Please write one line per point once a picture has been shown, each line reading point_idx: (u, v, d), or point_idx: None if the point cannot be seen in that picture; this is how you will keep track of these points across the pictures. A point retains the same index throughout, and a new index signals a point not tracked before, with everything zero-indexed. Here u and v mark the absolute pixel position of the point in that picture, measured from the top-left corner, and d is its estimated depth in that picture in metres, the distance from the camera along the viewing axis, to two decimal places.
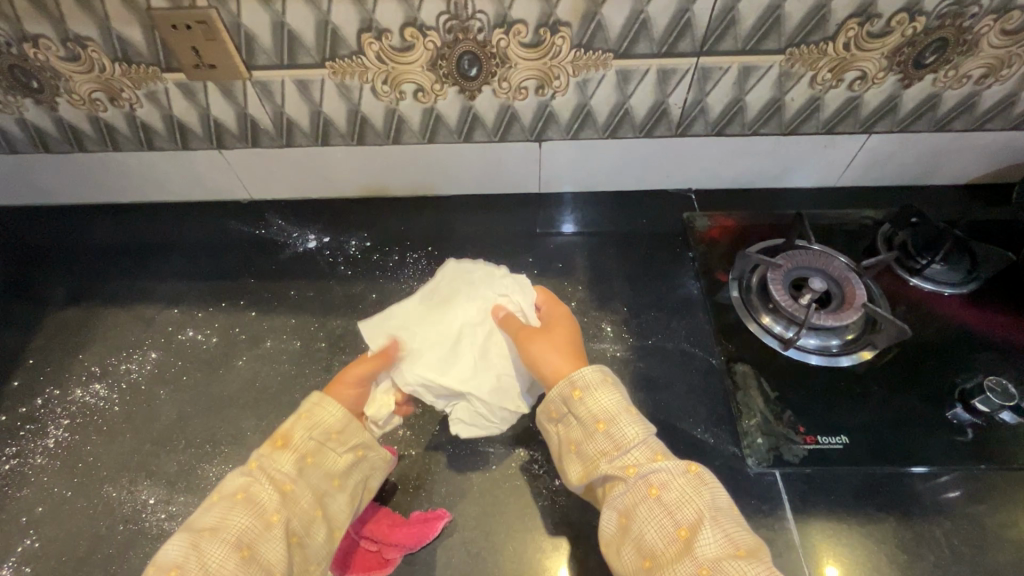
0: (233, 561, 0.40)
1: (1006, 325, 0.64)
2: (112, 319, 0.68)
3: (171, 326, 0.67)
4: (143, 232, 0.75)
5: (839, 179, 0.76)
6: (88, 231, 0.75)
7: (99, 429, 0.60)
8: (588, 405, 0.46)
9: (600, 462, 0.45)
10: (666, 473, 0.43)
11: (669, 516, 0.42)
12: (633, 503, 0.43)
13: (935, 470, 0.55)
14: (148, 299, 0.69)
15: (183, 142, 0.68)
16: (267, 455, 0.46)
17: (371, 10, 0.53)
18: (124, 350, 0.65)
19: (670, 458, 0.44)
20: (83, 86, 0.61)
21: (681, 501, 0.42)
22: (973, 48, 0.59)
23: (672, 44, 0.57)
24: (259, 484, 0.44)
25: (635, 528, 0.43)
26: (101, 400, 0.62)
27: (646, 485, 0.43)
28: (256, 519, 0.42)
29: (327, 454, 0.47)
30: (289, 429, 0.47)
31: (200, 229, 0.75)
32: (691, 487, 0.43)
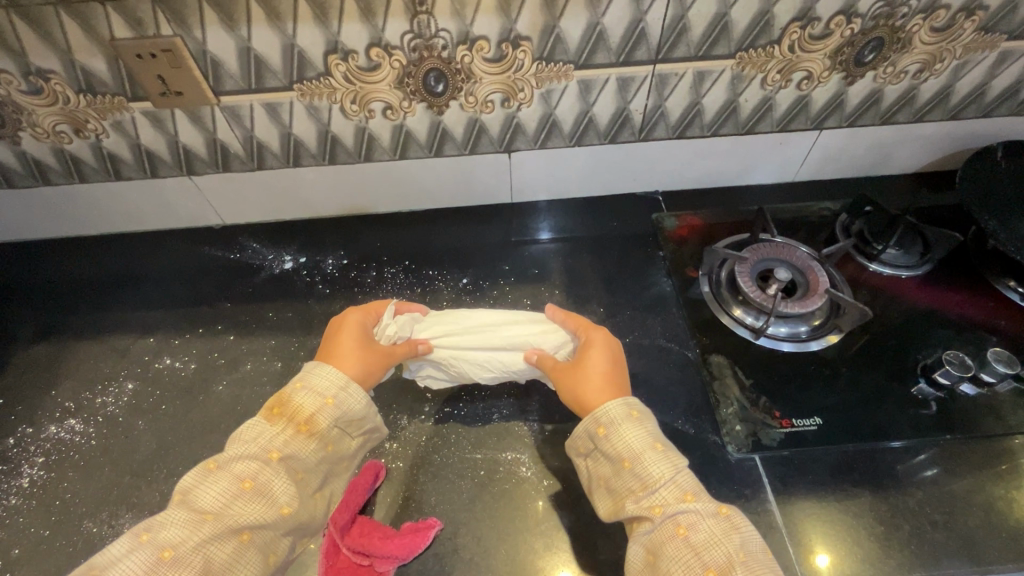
0: (234, 545, 0.42)
1: (961, 302, 0.67)
2: (84, 353, 0.66)
3: (147, 355, 0.66)
4: (113, 263, 0.74)
5: (796, 174, 0.80)
6: (56, 265, 0.73)
7: (76, 465, 0.58)
8: (613, 441, 0.48)
9: (629, 502, 0.46)
10: (695, 515, 0.44)
11: (697, 557, 0.42)
12: (661, 542, 0.44)
13: (905, 443, 0.58)
14: (122, 330, 0.68)
15: (152, 170, 0.68)
16: (291, 441, 0.47)
17: (336, 32, 0.54)
18: (99, 383, 0.64)
19: (698, 498, 0.45)
20: (47, 119, 0.60)
21: (710, 544, 0.42)
22: (907, 45, 0.63)
23: (628, 53, 0.60)
24: (268, 474, 0.45)
25: (660, 569, 0.43)
26: (77, 435, 0.60)
27: (672, 526, 0.44)
28: (266, 508, 0.44)
29: (345, 440, 0.50)
30: (314, 416, 0.48)
31: (172, 257, 0.74)
32: (720, 530, 0.43)
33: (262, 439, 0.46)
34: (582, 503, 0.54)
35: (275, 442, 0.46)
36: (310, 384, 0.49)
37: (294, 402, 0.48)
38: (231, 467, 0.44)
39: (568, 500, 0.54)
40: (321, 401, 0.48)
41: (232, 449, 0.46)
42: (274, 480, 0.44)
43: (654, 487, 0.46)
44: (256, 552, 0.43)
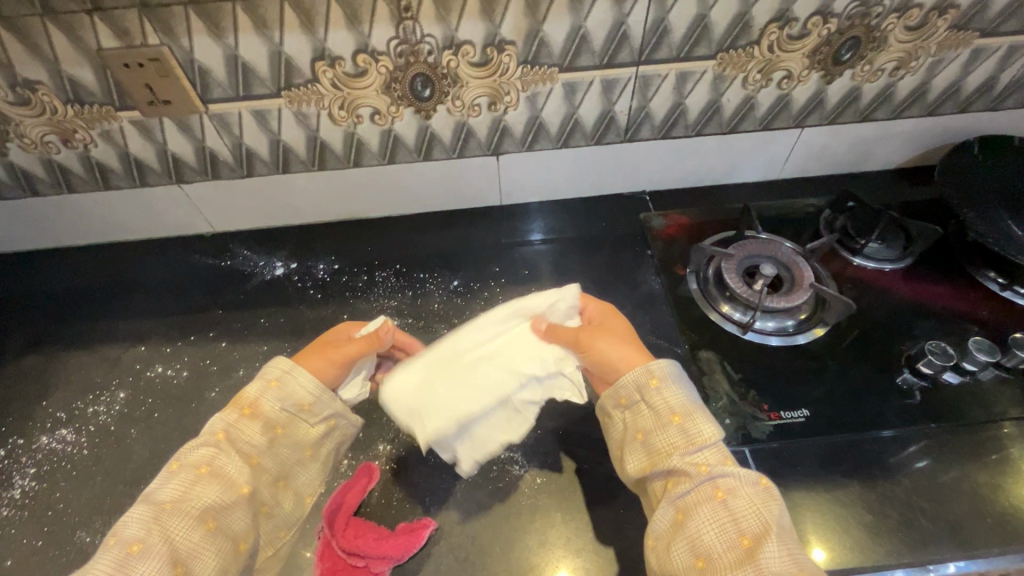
0: (200, 533, 0.41)
1: (943, 294, 0.69)
2: (75, 363, 0.66)
3: (138, 363, 0.66)
4: (102, 274, 0.74)
5: (780, 172, 0.81)
6: (45, 277, 0.73)
7: (68, 474, 0.58)
8: (664, 396, 0.47)
9: (669, 457, 0.45)
10: (736, 480, 0.43)
11: (733, 522, 0.41)
12: (697, 501, 0.42)
13: (891, 432, 0.59)
14: (113, 339, 0.68)
15: (142, 179, 0.68)
16: (235, 424, 0.47)
17: (322, 39, 0.55)
18: (90, 393, 0.64)
19: (740, 465, 0.44)
20: (35, 129, 0.61)
21: (750, 510, 0.41)
22: (882, 44, 0.64)
23: (612, 56, 0.61)
24: (222, 458, 0.45)
25: (692, 527, 0.42)
26: (69, 445, 0.60)
27: (710, 487, 0.43)
28: (226, 491, 0.43)
29: (300, 425, 0.49)
30: (257, 399, 0.48)
31: (163, 265, 0.74)
32: (760, 498, 0.42)
33: (207, 425, 0.46)
34: (576, 501, 0.54)
35: (219, 427, 0.46)
36: (261, 372, 0.49)
37: (242, 390, 0.48)
38: (188, 460, 0.44)
39: (563, 498, 0.55)
40: (264, 384, 0.48)
41: (186, 446, 0.46)
42: (224, 458, 0.45)
43: (701, 447, 0.44)
44: (224, 539, 0.42)
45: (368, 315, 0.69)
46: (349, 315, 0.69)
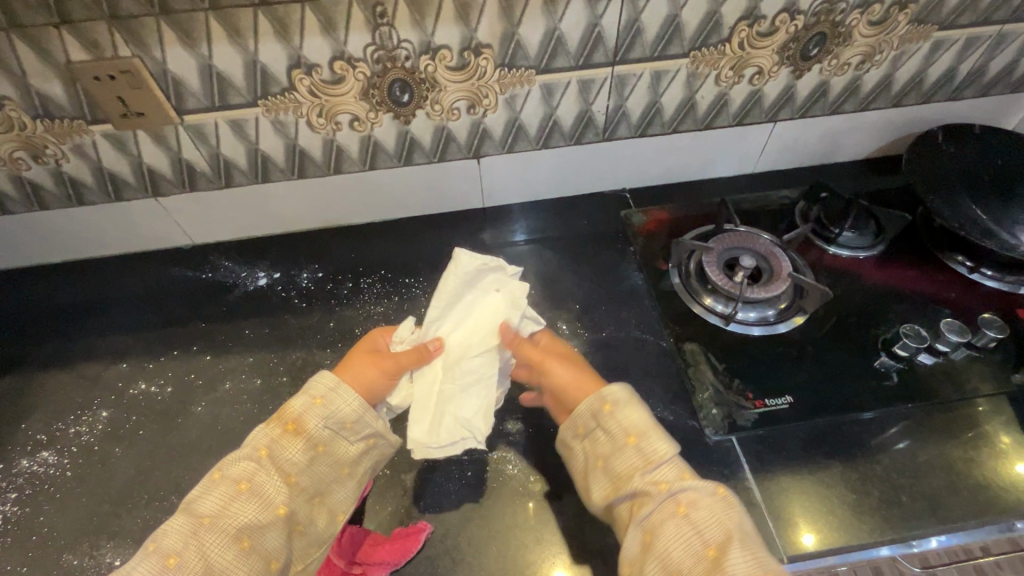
0: (233, 551, 0.44)
1: (914, 278, 0.71)
2: (54, 383, 0.65)
3: (120, 381, 0.65)
4: (79, 291, 0.72)
5: (755, 166, 0.83)
6: (18, 297, 0.71)
7: (52, 497, 0.57)
8: (618, 418, 0.49)
9: (630, 478, 0.47)
10: (693, 493, 0.45)
11: (696, 533, 0.43)
12: (660, 519, 0.44)
13: (871, 414, 0.61)
14: (92, 357, 0.67)
15: (116, 193, 0.67)
16: (279, 441, 0.48)
17: (298, 46, 0.55)
18: (71, 413, 0.62)
19: (697, 478, 0.46)
20: (3, 146, 0.59)
21: (711, 520, 0.43)
22: (847, 39, 0.67)
23: (587, 56, 0.62)
24: (259, 476, 0.46)
25: (659, 546, 0.43)
26: (51, 468, 0.59)
27: (671, 503, 0.45)
28: (262, 510, 0.45)
29: (339, 443, 0.50)
30: (301, 417, 0.49)
31: (142, 280, 0.73)
32: (720, 508, 0.44)
33: (253, 440, 0.48)
34: (570, 497, 0.55)
35: (264, 443, 0.48)
36: (306, 388, 0.50)
37: (286, 405, 0.49)
38: (230, 475, 0.46)
39: (556, 495, 0.55)
40: (310, 401, 0.50)
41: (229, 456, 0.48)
42: (259, 475, 0.46)
43: (657, 464, 0.47)
44: (257, 558, 0.45)
45: (355, 322, 0.69)
46: (336, 322, 0.69)
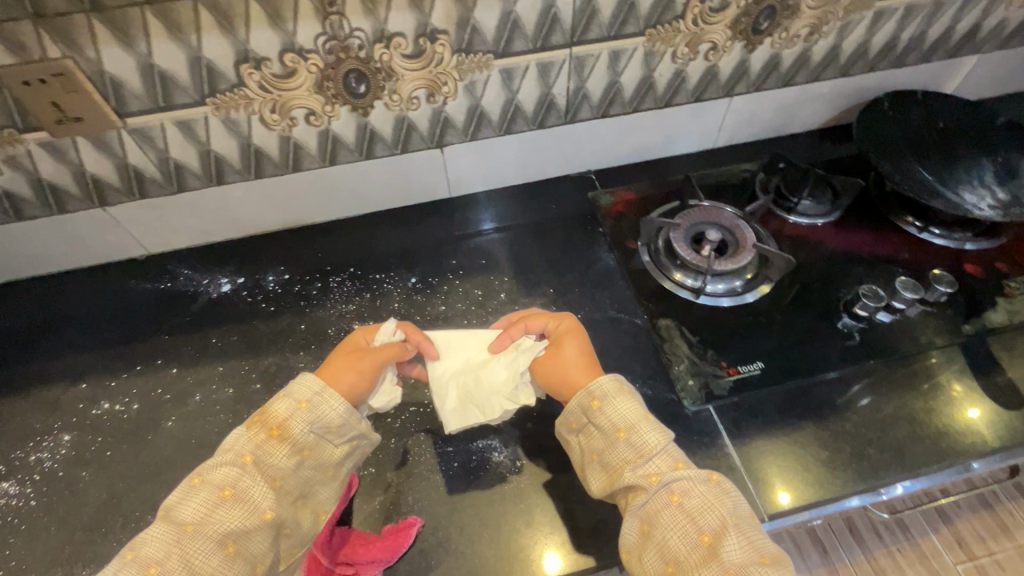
0: (218, 557, 0.42)
1: (871, 242, 0.74)
2: (9, 410, 0.61)
3: (82, 402, 0.62)
4: (29, 310, 0.68)
5: (715, 141, 0.84)
6: None
7: (16, 531, 0.54)
8: (607, 413, 0.49)
9: (626, 471, 0.47)
10: (688, 481, 0.46)
11: (691, 522, 0.44)
12: (656, 510, 0.45)
13: (837, 374, 0.63)
14: (49, 380, 0.63)
15: (60, 204, 0.63)
16: (263, 445, 0.46)
17: (244, 40, 0.53)
18: (31, 440, 0.59)
19: (690, 465, 0.47)
20: None
21: (706, 507, 0.44)
22: (795, 11, 0.68)
23: (545, 38, 0.62)
24: (243, 484, 0.44)
25: (657, 535, 0.44)
26: (14, 498, 0.56)
27: (667, 493, 0.46)
28: (249, 515, 0.44)
29: (325, 446, 0.48)
30: (286, 420, 0.47)
31: (99, 294, 0.70)
32: (712, 494, 0.45)
33: (235, 445, 0.46)
34: (556, 478, 0.56)
35: (249, 448, 0.46)
36: (288, 391, 0.48)
37: (270, 408, 0.47)
38: (212, 482, 0.44)
39: (544, 478, 0.56)
40: (294, 405, 0.47)
41: (210, 460, 0.45)
42: (247, 484, 0.44)
43: (651, 456, 0.47)
44: (242, 562, 0.43)
45: (327, 323, 0.67)
46: (307, 325, 0.67)
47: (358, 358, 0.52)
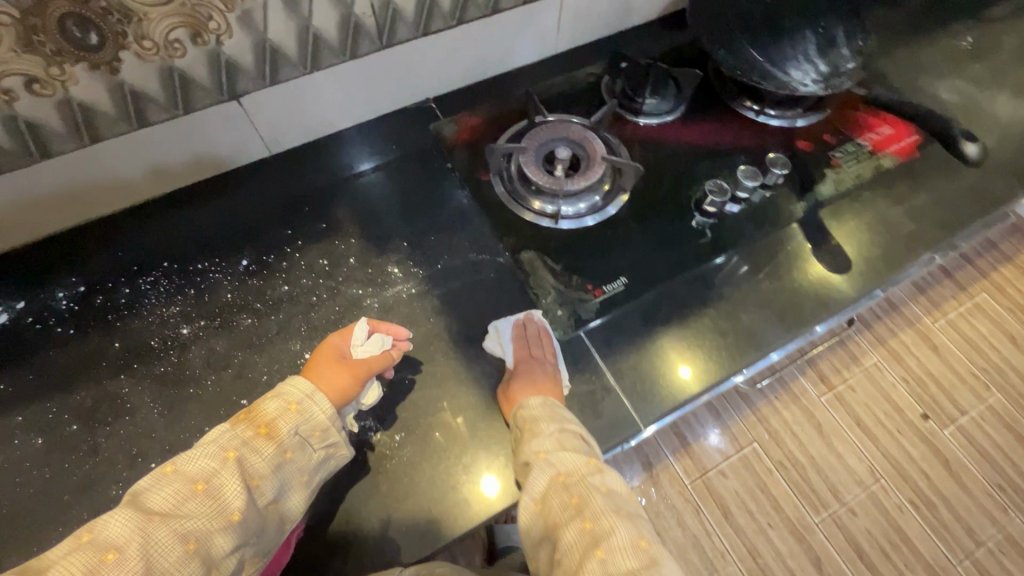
0: (181, 551, 0.54)
1: None
2: (107, 328, 0.76)
3: (169, 320, 0.77)
4: (138, 238, 0.83)
5: None
6: (79, 252, 0.81)
7: (76, 450, 0.68)
8: (528, 414, 0.68)
9: (525, 452, 0.67)
10: (573, 463, 0.66)
11: (568, 491, 0.63)
12: (548, 489, 0.64)
13: None
14: (145, 303, 0.78)
15: (89, 108, 0.70)
16: (254, 443, 0.61)
17: None
18: (123, 355, 0.74)
19: (578, 454, 0.66)
20: None
21: (580, 481, 0.64)
22: None
23: None
24: (279, 421, 0.63)
25: (558, 491, 0.63)
26: (108, 399, 0.71)
27: (555, 473, 0.64)
28: (218, 514, 0.57)
29: (307, 451, 0.64)
30: (273, 425, 0.63)
31: (194, 219, 0.86)
32: (586, 467, 0.65)
33: (225, 440, 0.60)
34: None
35: (296, 398, 0.65)
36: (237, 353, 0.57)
37: (263, 410, 0.64)
38: (252, 419, 0.63)
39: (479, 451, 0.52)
40: (285, 407, 0.64)
41: (284, 384, 0.66)
42: (315, 410, 0.65)
43: (549, 442, 0.67)
44: (200, 560, 0.55)
45: None
46: None
47: (353, 366, 0.70)
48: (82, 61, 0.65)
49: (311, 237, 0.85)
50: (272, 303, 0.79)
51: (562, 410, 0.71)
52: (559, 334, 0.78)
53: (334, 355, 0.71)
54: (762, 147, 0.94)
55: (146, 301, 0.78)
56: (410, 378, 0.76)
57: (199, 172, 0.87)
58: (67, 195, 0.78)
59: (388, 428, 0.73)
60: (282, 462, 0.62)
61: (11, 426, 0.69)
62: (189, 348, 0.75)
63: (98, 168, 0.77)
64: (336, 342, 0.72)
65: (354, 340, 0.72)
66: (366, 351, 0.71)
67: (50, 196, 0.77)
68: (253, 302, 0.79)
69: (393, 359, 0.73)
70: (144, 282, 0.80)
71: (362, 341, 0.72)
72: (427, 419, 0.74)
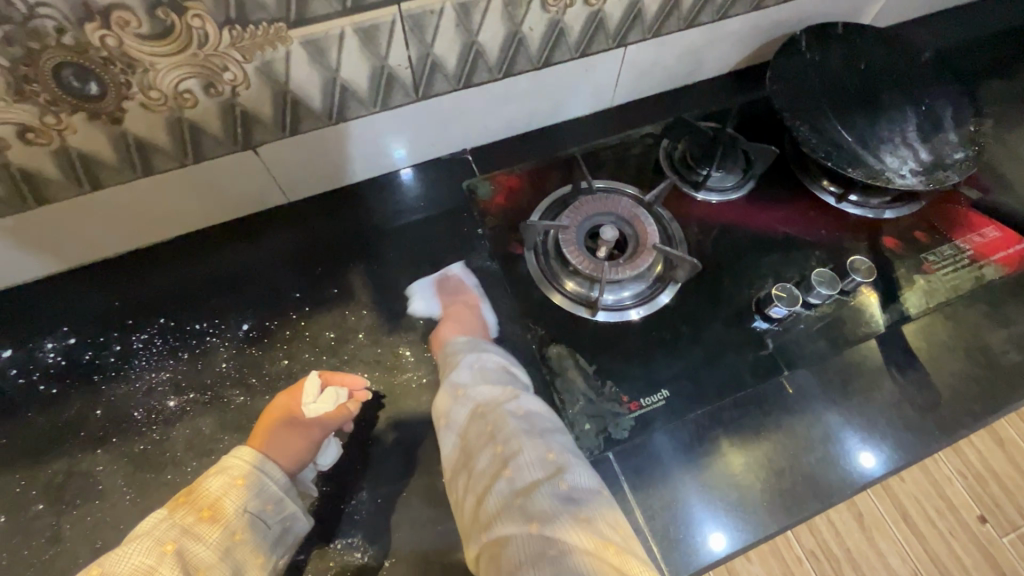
0: None
1: None
2: (90, 394, 0.69)
3: (158, 388, 0.70)
4: (138, 286, 0.77)
5: None
6: (76, 297, 0.76)
7: (38, 534, 0.62)
8: (448, 353, 0.70)
9: (447, 386, 0.65)
10: (491, 394, 0.62)
11: (483, 420, 0.60)
12: (467, 423, 0.61)
13: None
14: (134, 365, 0.71)
15: (90, 157, 0.63)
16: (197, 523, 0.55)
17: None
18: (106, 425, 0.68)
19: (496, 387, 0.63)
20: None
21: (495, 408, 0.60)
22: None
23: None
24: (224, 501, 0.57)
25: (473, 428, 0.60)
26: (82, 476, 0.65)
27: (474, 404, 0.62)
28: None
29: (258, 531, 0.58)
30: (217, 501, 0.57)
31: (199, 271, 0.79)
32: (501, 395, 0.62)
33: (161, 530, 0.53)
34: None
35: (241, 472, 0.59)
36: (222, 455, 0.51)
37: (201, 489, 0.58)
38: (192, 502, 0.56)
39: None
40: (230, 482, 0.59)
41: (227, 458, 0.61)
42: (267, 482, 0.60)
43: (472, 375, 0.65)
44: None
45: None
46: None
47: (306, 427, 0.66)
48: (80, 111, 0.58)
49: (320, 303, 0.77)
50: (269, 380, 0.71)
51: (490, 350, 0.69)
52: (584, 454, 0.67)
53: (284, 418, 0.66)
54: (840, 242, 0.81)
55: (136, 362, 0.72)
56: (410, 486, 0.67)
57: (209, 217, 0.80)
58: (65, 236, 0.72)
59: (377, 549, 0.64)
60: (231, 546, 0.56)
61: None
62: (173, 425, 0.68)
63: (100, 213, 0.71)
64: (285, 396, 0.67)
65: (304, 397, 0.66)
66: (318, 409, 0.65)
67: (47, 238, 0.71)
68: (248, 376, 0.71)
69: (353, 414, 0.67)
70: (137, 339, 0.73)
71: (313, 398, 0.66)
72: (424, 542, 0.64)
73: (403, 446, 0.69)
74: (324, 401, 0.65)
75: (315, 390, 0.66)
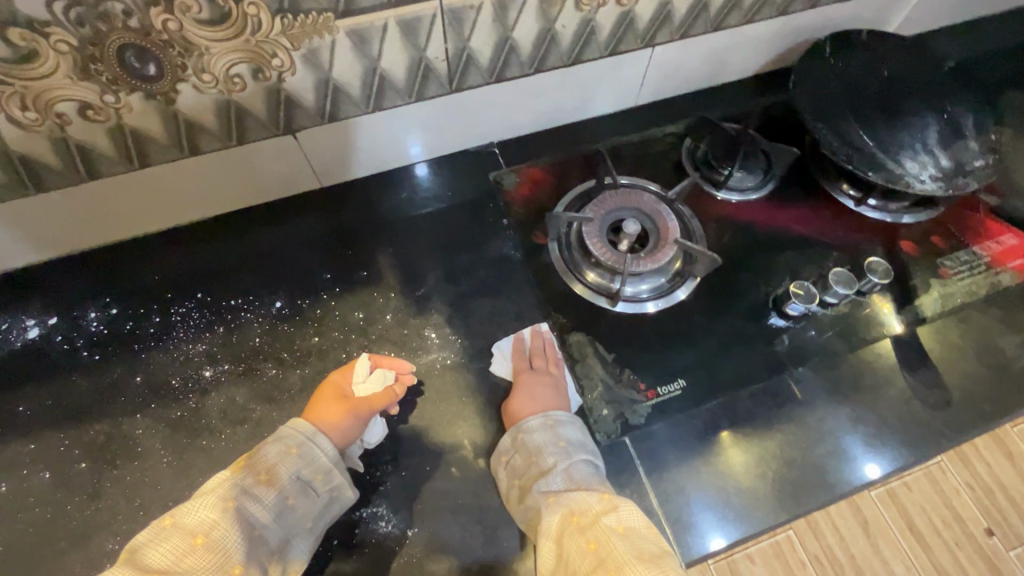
0: None
1: None
2: (131, 361, 0.73)
3: (195, 358, 0.73)
4: (177, 262, 0.80)
5: None
6: (118, 270, 0.79)
7: (81, 491, 0.65)
8: (526, 442, 0.67)
9: (533, 492, 0.64)
10: (586, 502, 0.62)
11: (583, 535, 0.59)
12: (561, 533, 0.60)
13: None
14: (173, 335, 0.75)
15: (142, 135, 0.67)
16: (255, 487, 0.59)
17: None
18: (145, 392, 0.71)
19: (589, 494, 0.62)
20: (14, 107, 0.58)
21: (595, 522, 0.59)
22: None
23: None
24: (279, 467, 0.62)
25: (567, 547, 0.59)
26: (122, 438, 0.68)
27: (568, 514, 0.61)
28: (219, 567, 0.54)
29: (309, 496, 0.62)
30: (274, 468, 0.61)
31: (235, 250, 0.82)
32: (601, 506, 0.61)
33: (223, 490, 0.58)
34: None
35: (295, 442, 0.63)
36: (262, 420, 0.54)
37: (262, 456, 0.62)
38: (252, 466, 0.61)
39: None
40: (287, 450, 0.63)
41: (284, 427, 0.65)
42: (315, 454, 0.63)
43: (561, 482, 0.64)
44: None
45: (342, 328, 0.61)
46: None
47: (357, 407, 0.67)
48: (137, 90, 0.61)
49: (350, 284, 0.80)
50: (300, 355, 0.74)
51: (566, 428, 0.68)
52: (600, 437, 0.70)
53: (335, 395, 0.68)
54: (858, 245, 0.83)
55: (174, 333, 0.75)
56: (433, 462, 0.70)
57: (246, 198, 0.83)
58: (113, 211, 0.75)
59: (400, 519, 0.66)
60: (284, 509, 0.60)
61: (23, 454, 0.67)
62: (209, 394, 0.71)
63: (147, 190, 0.74)
64: (337, 376, 0.69)
65: (355, 377, 0.68)
66: (369, 389, 0.67)
67: (95, 212, 0.74)
68: (280, 350, 0.74)
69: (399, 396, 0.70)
70: (175, 312, 0.77)
71: (364, 379, 0.68)
72: (445, 514, 0.67)
73: (425, 424, 0.71)
74: (374, 382, 0.68)
75: (364, 372, 0.69)
